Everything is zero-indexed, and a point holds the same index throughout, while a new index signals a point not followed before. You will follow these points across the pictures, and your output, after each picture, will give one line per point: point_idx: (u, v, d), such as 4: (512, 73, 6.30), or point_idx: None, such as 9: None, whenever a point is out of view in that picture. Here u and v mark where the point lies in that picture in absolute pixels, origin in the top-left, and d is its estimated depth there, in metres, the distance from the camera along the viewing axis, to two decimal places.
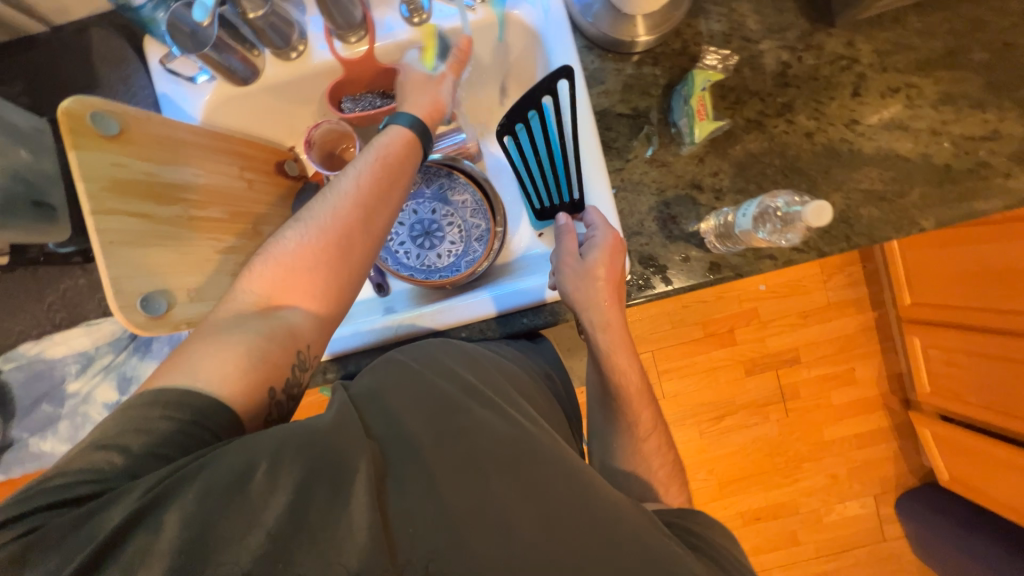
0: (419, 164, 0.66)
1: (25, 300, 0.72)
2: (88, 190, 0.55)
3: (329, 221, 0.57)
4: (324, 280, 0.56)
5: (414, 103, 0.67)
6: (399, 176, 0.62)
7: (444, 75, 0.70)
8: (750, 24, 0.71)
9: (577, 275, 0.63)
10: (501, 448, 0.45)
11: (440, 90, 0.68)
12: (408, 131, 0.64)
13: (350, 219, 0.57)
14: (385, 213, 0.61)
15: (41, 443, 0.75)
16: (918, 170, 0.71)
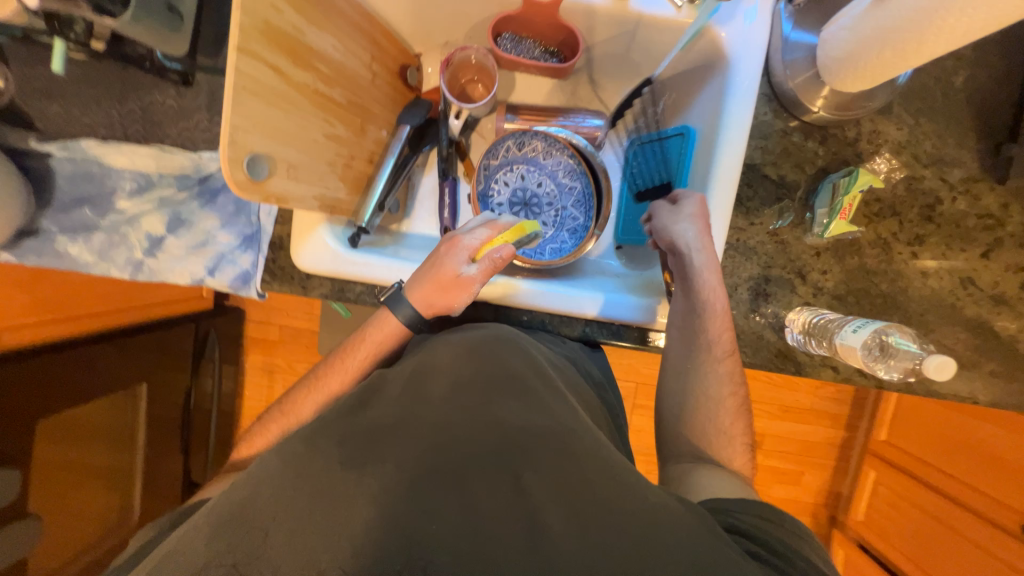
0: (441, 267, 0.61)
1: (105, 95, 0.67)
2: (242, 23, 0.49)
3: (347, 358, 0.65)
4: (339, 370, 0.64)
5: (423, 294, 0.63)
6: (386, 346, 0.66)
7: (473, 277, 0.61)
8: (926, 145, 0.69)
9: (667, 216, 0.66)
10: (543, 445, 0.46)
11: (456, 292, 0.61)
12: (387, 314, 0.65)
13: (369, 346, 0.65)
14: (382, 331, 0.65)
15: (70, 245, 0.71)
16: (1002, 350, 0.72)
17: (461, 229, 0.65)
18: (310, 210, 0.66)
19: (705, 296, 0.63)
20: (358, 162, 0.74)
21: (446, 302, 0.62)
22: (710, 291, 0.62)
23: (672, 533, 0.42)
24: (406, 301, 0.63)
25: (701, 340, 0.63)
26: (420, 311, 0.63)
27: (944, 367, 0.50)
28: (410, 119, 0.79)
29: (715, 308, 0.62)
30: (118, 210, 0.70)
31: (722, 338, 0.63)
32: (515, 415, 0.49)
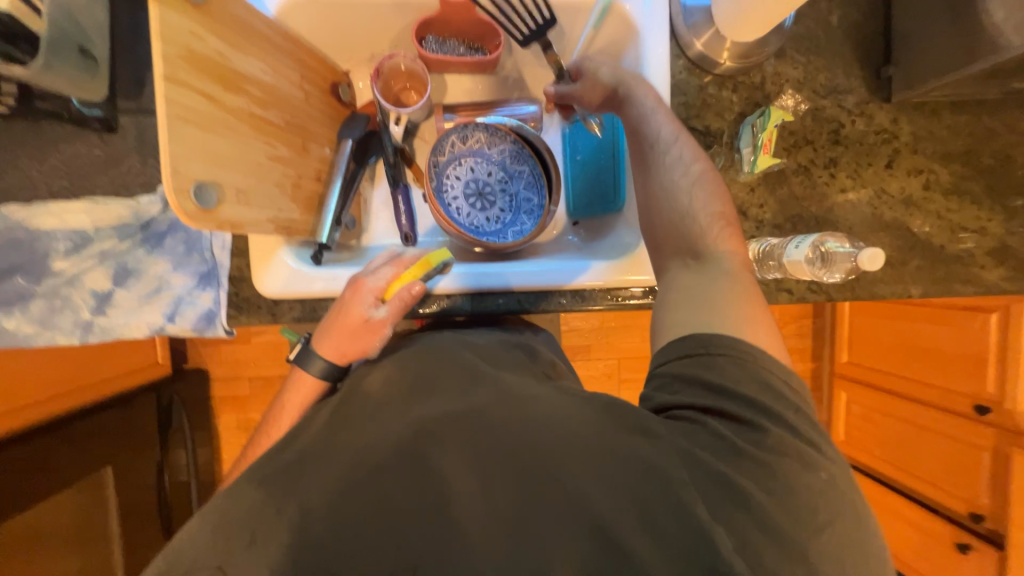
0: (353, 337, 0.64)
1: (20, 156, 0.63)
2: (165, 53, 0.49)
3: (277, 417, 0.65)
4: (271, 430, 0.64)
5: (334, 346, 0.64)
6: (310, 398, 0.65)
7: (384, 320, 0.64)
8: (820, 78, 0.78)
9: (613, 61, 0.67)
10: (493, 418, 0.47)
11: (372, 337, 0.64)
12: (301, 373, 0.65)
13: (292, 405, 0.64)
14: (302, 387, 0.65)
15: (5, 320, 0.66)
16: (919, 245, 0.81)
17: (366, 271, 0.66)
18: (266, 234, 0.66)
19: (641, 104, 0.62)
20: (306, 181, 0.73)
21: (358, 348, 0.65)
22: (645, 97, 0.62)
23: (570, 468, 0.43)
24: (316, 355, 0.64)
25: (650, 133, 0.60)
26: (332, 361, 0.64)
27: (874, 258, 0.59)
28: (351, 132, 0.80)
29: (659, 121, 0.60)
30: (55, 273, 0.66)
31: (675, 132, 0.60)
32: (436, 400, 0.50)
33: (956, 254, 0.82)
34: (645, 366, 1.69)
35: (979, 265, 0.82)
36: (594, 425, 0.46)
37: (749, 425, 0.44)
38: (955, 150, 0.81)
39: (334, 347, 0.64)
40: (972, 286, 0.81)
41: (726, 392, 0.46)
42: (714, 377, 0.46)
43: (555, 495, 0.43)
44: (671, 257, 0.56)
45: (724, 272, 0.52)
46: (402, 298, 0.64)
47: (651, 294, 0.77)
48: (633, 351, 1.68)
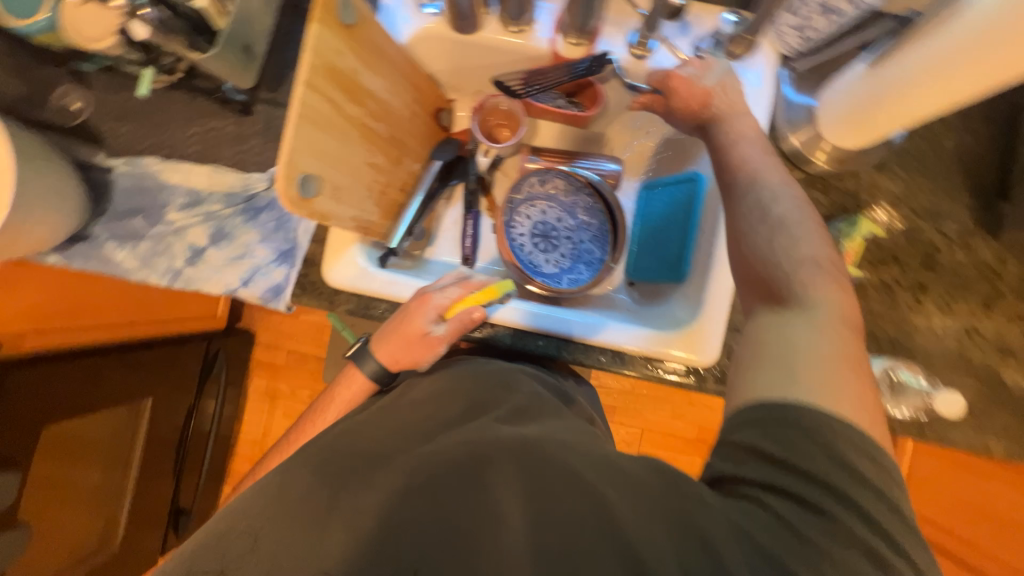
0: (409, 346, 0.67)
1: (172, 121, 0.75)
2: (312, 62, 0.56)
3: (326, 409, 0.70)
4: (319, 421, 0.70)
5: (389, 351, 0.68)
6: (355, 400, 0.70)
7: (440, 336, 0.66)
8: (921, 198, 0.74)
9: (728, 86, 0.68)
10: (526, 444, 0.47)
11: (425, 350, 0.66)
12: (355, 370, 0.70)
13: (341, 399, 0.70)
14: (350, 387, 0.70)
15: (117, 251, 0.76)
16: (1009, 399, 0.73)
17: (434, 287, 0.69)
18: (345, 229, 0.71)
19: (745, 157, 0.61)
20: (392, 190, 0.79)
21: (411, 358, 0.68)
22: (747, 153, 0.62)
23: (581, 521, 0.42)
24: (372, 355, 0.68)
25: (753, 185, 0.59)
26: (385, 364, 0.68)
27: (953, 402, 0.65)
28: (442, 154, 0.86)
29: (768, 176, 0.59)
30: (166, 222, 0.76)
31: (785, 188, 0.58)
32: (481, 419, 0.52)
33: None
34: (669, 445, 1.61)
35: None
36: (634, 482, 0.45)
37: (811, 514, 0.41)
38: None
39: (390, 351, 0.68)
40: None
41: (790, 466, 0.43)
42: (781, 447, 0.43)
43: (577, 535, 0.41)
44: (757, 303, 0.54)
45: (814, 326, 0.48)
46: (461, 318, 0.66)
47: (693, 374, 0.74)
48: (660, 425, 1.60)
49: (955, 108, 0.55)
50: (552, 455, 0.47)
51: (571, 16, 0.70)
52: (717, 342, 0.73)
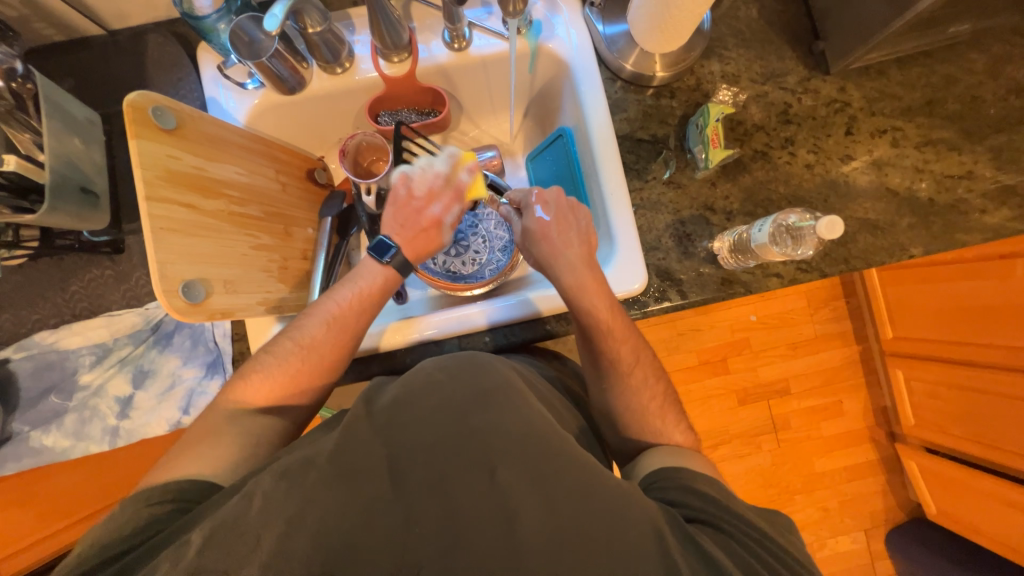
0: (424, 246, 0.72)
1: (47, 289, 0.72)
2: (144, 176, 0.57)
3: (337, 310, 0.65)
4: (318, 339, 0.63)
5: (410, 239, 0.70)
6: (374, 298, 0.68)
7: (450, 224, 0.73)
8: (755, 68, 0.80)
9: (549, 235, 0.67)
10: (504, 442, 0.47)
11: (441, 234, 0.72)
12: (378, 263, 0.69)
13: (360, 303, 0.66)
14: (366, 307, 0.66)
15: (43, 438, 0.73)
16: (905, 203, 0.78)
17: (421, 177, 0.71)
18: (258, 316, 0.71)
19: (590, 315, 0.64)
20: (293, 261, 0.80)
21: (430, 248, 0.73)
22: (593, 309, 0.64)
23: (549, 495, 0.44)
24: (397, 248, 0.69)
25: (592, 338, 0.65)
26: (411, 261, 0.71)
27: (833, 226, 0.61)
28: (329, 210, 0.86)
29: (598, 338, 0.65)
30: (83, 386, 0.73)
31: (617, 346, 0.64)
32: (450, 420, 0.50)
33: (949, 204, 0.78)
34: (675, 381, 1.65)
35: (978, 209, 0.77)
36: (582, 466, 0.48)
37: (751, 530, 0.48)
38: (915, 104, 0.80)
39: (356, 298, 0.66)
40: (978, 233, 0.77)
41: (708, 500, 0.50)
42: (695, 492, 0.51)
43: (564, 505, 0.44)
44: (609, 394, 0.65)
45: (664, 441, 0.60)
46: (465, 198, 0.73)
47: (636, 304, 0.76)
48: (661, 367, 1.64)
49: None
50: (561, 449, 0.48)
51: (381, 41, 0.73)
52: (640, 264, 0.74)
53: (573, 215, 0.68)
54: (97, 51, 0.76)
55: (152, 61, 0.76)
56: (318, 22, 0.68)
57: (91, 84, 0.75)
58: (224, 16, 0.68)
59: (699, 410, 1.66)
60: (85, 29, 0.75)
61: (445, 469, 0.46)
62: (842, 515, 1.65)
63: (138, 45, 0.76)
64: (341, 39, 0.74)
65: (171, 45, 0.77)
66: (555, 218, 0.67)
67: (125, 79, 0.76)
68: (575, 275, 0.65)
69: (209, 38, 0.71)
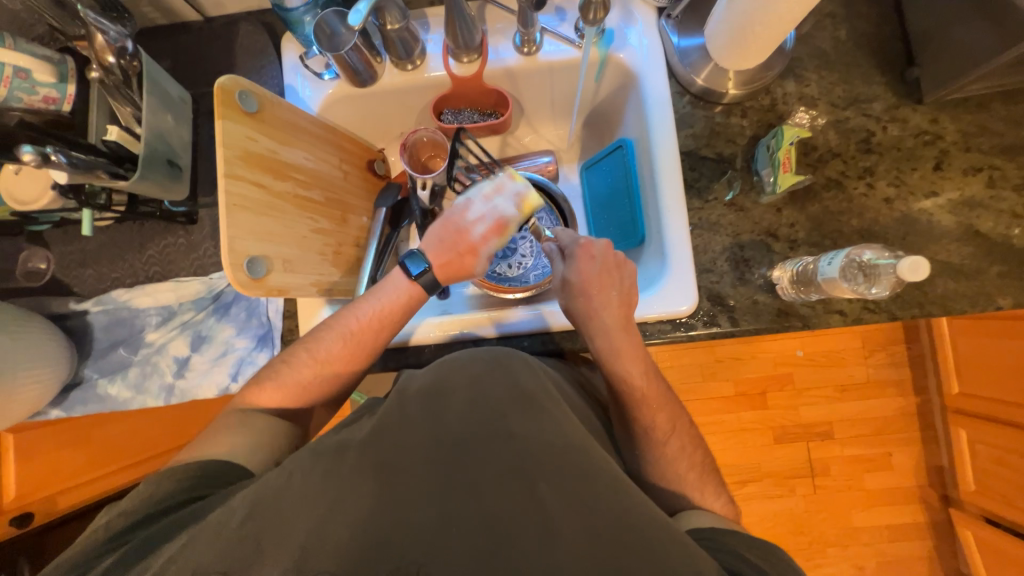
0: (452, 270, 0.70)
1: (127, 250, 0.78)
2: (226, 156, 0.60)
3: (356, 325, 0.67)
4: (337, 352, 0.66)
5: (441, 257, 0.69)
6: (391, 313, 0.68)
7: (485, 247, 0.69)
8: (838, 91, 0.76)
9: (588, 295, 0.65)
10: (545, 457, 0.47)
11: (473, 261, 0.70)
12: (398, 281, 0.69)
13: (377, 318, 0.67)
14: (382, 329, 0.67)
15: (109, 386, 0.80)
16: (996, 249, 0.71)
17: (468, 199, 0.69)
18: (310, 296, 0.74)
19: (623, 381, 0.64)
20: (346, 247, 0.82)
21: (460, 268, 0.70)
22: (626, 375, 0.64)
23: (582, 514, 0.43)
24: (425, 265, 0.68)
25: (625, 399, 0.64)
26: (438, 278, 0.70)
27: (916, 267, 0.56)
28: (385, 201, 0.89)
29: (630, 400, 0.64)
30: (147, 343, 0.79)
31: (647, 411, 0.63)
32: (488, 418, 0.50)
33: None
34: (708, 409, 1.59)
35: None
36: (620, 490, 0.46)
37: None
38: (1019, 142, 0.73)
39: (376, 319, 0.67)
40: None
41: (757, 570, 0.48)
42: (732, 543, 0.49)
43: (597, 528, 0.43)
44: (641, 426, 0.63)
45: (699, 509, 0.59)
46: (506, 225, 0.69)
47: (682, 326, 0.73)
48: (693, 392, 1.59)
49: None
50: (593, 461, 0.47)
51: (454, 42, 0.74)
52: (692, 286, 0.72)
53: (619, 272, 0.66)
54: (194, 35, 0.82)
55: (241, 47, 0.81)
56: (397, 19, 0.70)
57: (185, 65, 0.81)
58: (311, 9, 0.72)
59: (731, 442, 1.58)
60: (186, 14, 0.80)
61: (476, 462, 0.47)
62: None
63: (230, 32, 0.82)
64: (416, 37, 0.75)
65: (259, 33, 0.81)
66: (598, 275, 0.65)
67: (215, 62, 0.81)
68: (610, 339, 0.64)
69: (294, 29, 0.75)
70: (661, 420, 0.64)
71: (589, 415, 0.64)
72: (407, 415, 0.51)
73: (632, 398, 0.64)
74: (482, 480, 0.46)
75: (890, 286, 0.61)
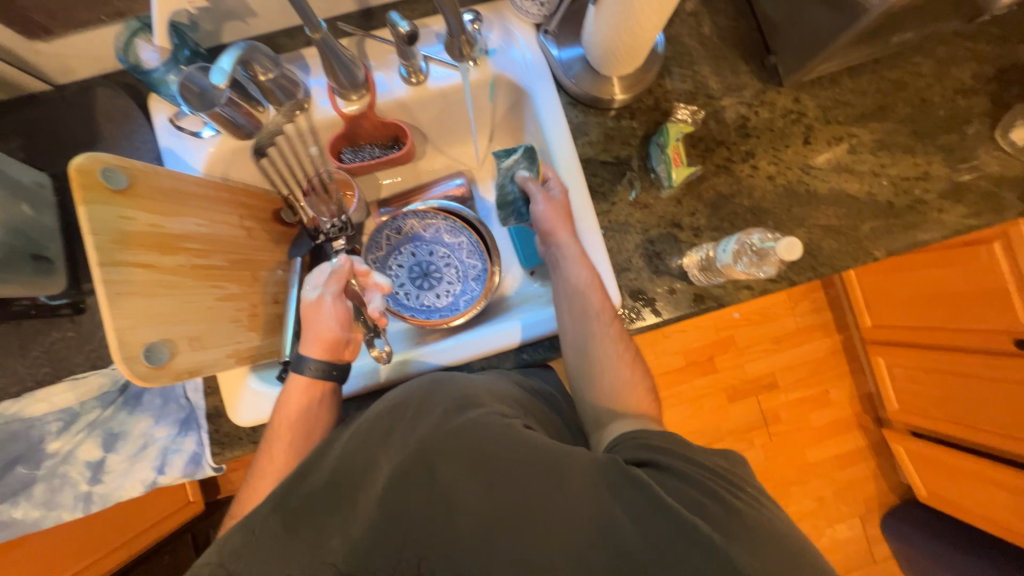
0: (331, 338, 0.65)
1: (7, 356, 0.70)
2: (96, 243, 0.55)
3: (273, 438, 0.63)
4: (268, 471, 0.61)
5: (309, 336, 0.65)
6: (303, 411, 0.64)
7: (324, 296, 0.66)
8: (711, 83, 0.82)
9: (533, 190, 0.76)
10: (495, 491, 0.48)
11: (326, 320, 0.65)
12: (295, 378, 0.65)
13: (288, 420, 0.63)
14: (305, 433, 0.63)
15: (13, 510, 0.70)
16: (866, 207, 0.80)
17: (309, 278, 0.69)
18: (229, 368, 0.70)
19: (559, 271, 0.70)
20: (264, 307, 0.78)
21: (325, 332, 0.65)
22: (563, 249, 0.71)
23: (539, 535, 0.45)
24: (304, 354, 0.65)
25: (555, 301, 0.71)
26: (318, 355, 0.65)
27: (791, 247, 0.62)
28: (299, 249, 0.85)
29: (590, 330, 0.67)
30: (52, 453, 0.71)
31: (607, 347, 0.66)
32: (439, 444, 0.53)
33: (908, 205, 0.80)
34: (664, 383, 1.67)
35: (936, 208, 0.79)
36: None
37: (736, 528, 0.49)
38: (868, 109, 0.82)
39: (290, 435, 0.63)
40: (937, 230, 0.79)
41: None
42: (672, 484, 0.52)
43: None
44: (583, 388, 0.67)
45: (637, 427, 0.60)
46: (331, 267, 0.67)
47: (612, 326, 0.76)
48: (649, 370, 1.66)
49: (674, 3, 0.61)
50: None
51: (337, 81, 0.72)
52: (612, 287, 0.75)
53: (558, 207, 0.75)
54: (45, 108, 0.74)
55: (103, 115, 0.74)
56: (268, 68, 0.67)
57: (41, 143, 0.73)
58: (173, 67, 0.67)
59: (691, 411, 1.67)
60: (30, 85, 0.73)
61: (429, 486, 0.51)
62: (837, 503, 1.67)
63: (89, 98, 0.75)
64: (295, 81, 0.73)
65: (121, 97, 0.75)
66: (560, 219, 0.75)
67: (77, 136, 0.74)
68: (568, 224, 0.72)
69: (158, 90, 0.70)
70: (607, 334, 0.67)
71: (548, 428, 0.66)
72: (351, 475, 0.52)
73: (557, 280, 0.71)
74: None
75: (777, 266, 0.67)
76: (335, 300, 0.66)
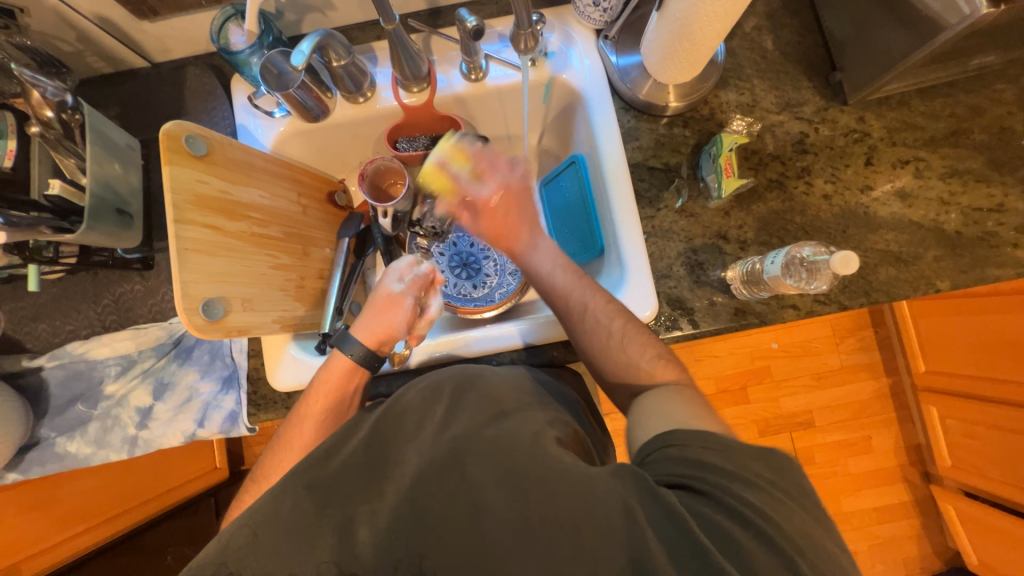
0: (391, 337, 0.68)
1: (81, 301, 0.76)
2: (174, 201, 0.60)
3: (304, 410, 0.64)
4: (296, 441, 0.62)
5: (370, 326, 0.67)
6: (337, 388, 0.65)
7: (405, 293, 0.69)
8: (769, 98, 0.80)
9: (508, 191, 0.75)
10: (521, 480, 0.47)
11: (398, 318, 0.68)
12: (335, 355, 0.66)
13: (323, 393, 0.64)
14: (336, 410, 0.64)
15: (68, 443, 0.77)
16: (930, 235, 0.76)
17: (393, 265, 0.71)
18: (274, 333, 0.74)
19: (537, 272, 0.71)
20: (310, 281, 0.82)
21: (389, 327, 0.68)
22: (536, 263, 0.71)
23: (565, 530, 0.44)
24: (354, 338, 0.66)
25: (573, 335, 0.67)
26: (370, 345, 0.67)
27: (847, 261, 0.60)
28: (347, 230, 0.87)
29: (586, 317, 0.65)
30: (108, 395, 0.78)
31: (610, 325, 0.64)
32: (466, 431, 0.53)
33: (978, 237, 0.75)
34: None
35: (1010, 243, 0.74)
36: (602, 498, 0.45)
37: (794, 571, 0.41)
38: (939, 134, 0.78)
39: (322, 411, 0.63)
40: (1010, 266, 0.73)
41: None
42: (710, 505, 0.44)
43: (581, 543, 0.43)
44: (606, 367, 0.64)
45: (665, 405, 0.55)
46: (423, 270, 0.71)
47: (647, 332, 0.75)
48: None
49: (742, 11, 0.60)
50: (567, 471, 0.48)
51: (401, 73, 0.76)
52: (651, 292, 0.74)
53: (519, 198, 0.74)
54: (142, 82, 0.82)
55: (190, 91, 0.81)
56: (342, 55, 0.71)
57: (134, 113, 0.81)
58: (257, 51, 0.73)
59: None
60: (132, 61, 0.81)
61: (452, 469, 0.50)
62: (873, 560, 1.55)
63: (180, 76, 0.82)
64: (364, 71, 0.77)
65: (207, 76, 0.82)
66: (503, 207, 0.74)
67: (166, 109, 0.81)
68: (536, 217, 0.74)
69: (241, 70, 0.76)
70: (614, 334, 0.64)
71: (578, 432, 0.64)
72: (374, 442, 0.53)
73: (542, 283, 0.70)
74: (448, 493, 0.48)
75: (830, 280, 0.66)
76: (414, 303, 0.69)
